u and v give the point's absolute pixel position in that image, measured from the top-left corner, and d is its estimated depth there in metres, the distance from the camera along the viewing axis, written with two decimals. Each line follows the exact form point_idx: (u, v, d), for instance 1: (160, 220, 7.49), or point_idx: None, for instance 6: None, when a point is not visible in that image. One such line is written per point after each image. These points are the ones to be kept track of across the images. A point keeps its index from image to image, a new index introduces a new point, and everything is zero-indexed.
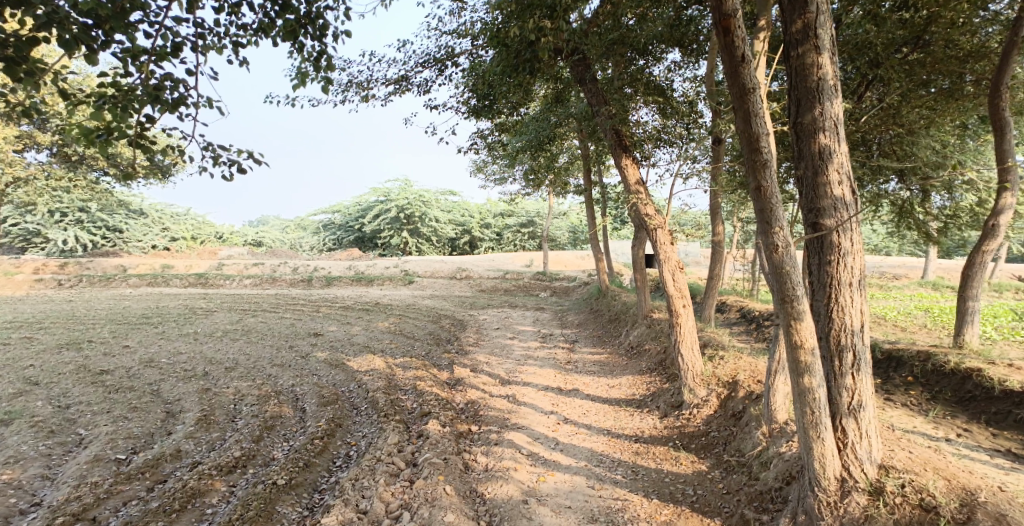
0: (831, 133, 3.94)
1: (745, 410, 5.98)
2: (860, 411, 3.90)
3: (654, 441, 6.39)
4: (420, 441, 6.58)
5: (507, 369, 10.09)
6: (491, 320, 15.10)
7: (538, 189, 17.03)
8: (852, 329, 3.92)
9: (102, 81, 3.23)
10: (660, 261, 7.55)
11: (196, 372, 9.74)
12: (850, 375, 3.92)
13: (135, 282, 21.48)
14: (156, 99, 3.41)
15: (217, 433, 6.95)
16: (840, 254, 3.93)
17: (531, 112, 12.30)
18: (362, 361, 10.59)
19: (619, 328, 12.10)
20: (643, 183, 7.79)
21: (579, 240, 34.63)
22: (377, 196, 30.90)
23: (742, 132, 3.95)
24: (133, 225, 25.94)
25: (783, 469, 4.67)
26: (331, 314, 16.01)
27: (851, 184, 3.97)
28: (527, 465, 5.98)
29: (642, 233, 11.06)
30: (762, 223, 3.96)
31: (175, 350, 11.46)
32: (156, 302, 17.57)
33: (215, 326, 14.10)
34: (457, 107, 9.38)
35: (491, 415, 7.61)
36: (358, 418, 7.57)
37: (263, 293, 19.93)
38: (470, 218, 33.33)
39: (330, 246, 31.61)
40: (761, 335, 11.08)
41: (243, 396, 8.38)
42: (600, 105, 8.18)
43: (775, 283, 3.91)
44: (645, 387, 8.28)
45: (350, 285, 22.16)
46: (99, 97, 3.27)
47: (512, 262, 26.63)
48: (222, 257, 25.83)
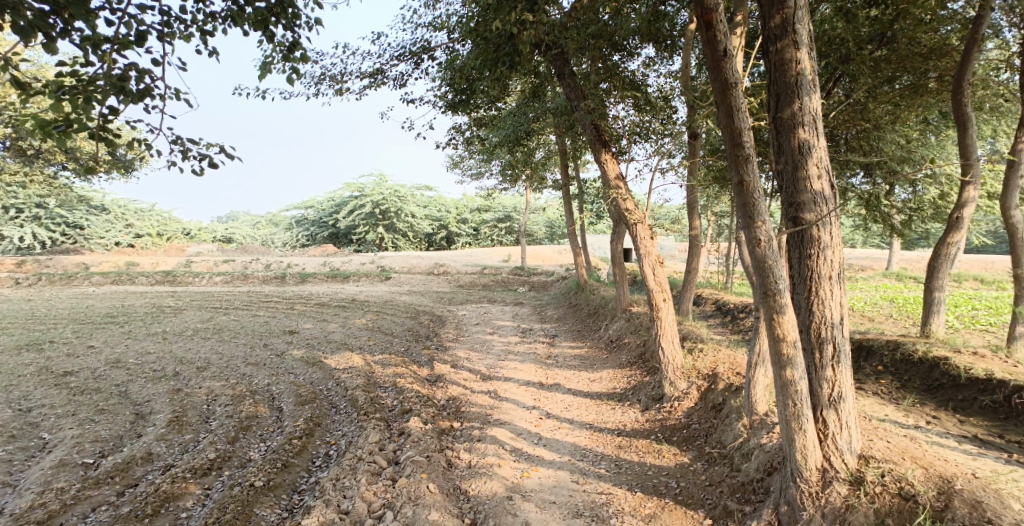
0: (810, 128, 3.98)
1: (725, 402, 6.06)
2: (840, 403, 3.97)
3: (636, 434, 6.43)
4: (402, 439, 6.52)
5: (487, 364, 10.07)
6: (470, 316, 15.05)
7: (515, 184, 17.01)
8: (832, 322, 3.97)
9: (61, 70, 3.10)
10: (640, 256, 7.58)
11: (166, 373, 9.50)
12: (830, 367, 3.97)
13: (99, 280, 20.86)
14: (119, 90, 3.29)
15: (190, 435, 6.79)
16: (820, 247, 3.98)
17: (508, 106, 12.25)
18: (340, 359, 10.45)
19: (598, 322, 12.16)
20: (622, 177, 7.80)
21: (556, 235, 34.73)
22: (352, 191, 30.60)
23: (725, 128, 3.98)
24: (94, 221, 25.25)
25: (764, 460, 4.74)
26: (306, 311, 15.79)
27: (829, 178, 4.02)
28: (510, 461, 5.97)
29: (620, 228, 11.11)
30: (744, 217, 4.00)
31: (144, 349, 11.16)
32: (122, 300, 17.09)
33: (185, 324, 13.79)
34: (434, 101, 9.30)
35: (473, 411, 7.58)
36: (337, 417, 7.47)
37: (234, 291, 19.54)
38: (447, 213, 33.20)
39: (303, 242, 31.16)
40: (737, 327, 11.24)
41: (216, 396, 8.20)
42: (578, 100, 8.10)
43: (758, 277, 3.95)
44: (626, 381, 8.33)
45: (325, 282, 21.86)
46: (59, 88, 3.14)
47: (490, 257, 26.60)
48: (192, 253, 25.24)
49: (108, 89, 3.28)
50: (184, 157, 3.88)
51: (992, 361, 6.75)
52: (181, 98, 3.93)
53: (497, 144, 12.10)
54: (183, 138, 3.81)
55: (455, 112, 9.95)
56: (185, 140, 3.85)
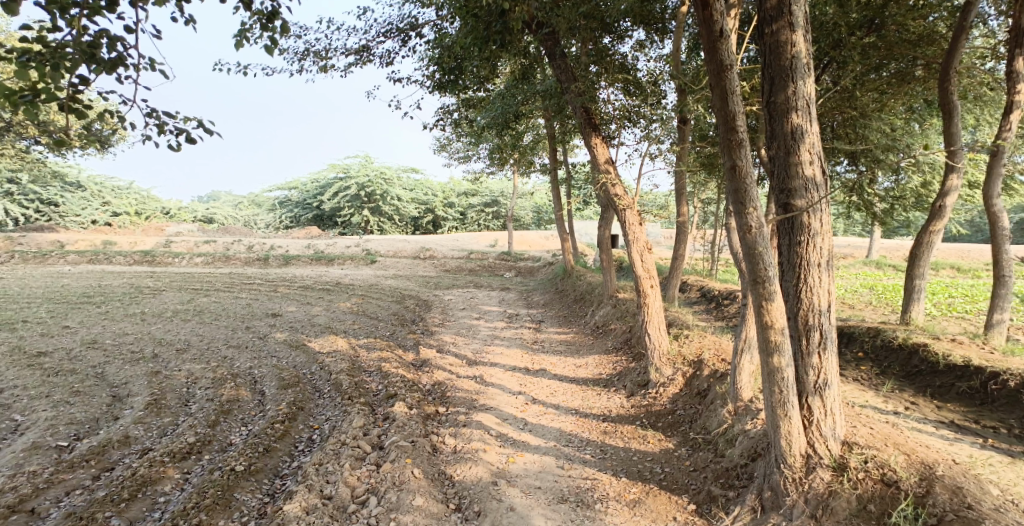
0: (803, 113, 3.93)
1: (710, 388, 6.07)
2: (825, 390, 3.97)
3: (621, 420, 6.44)
4: (386, 424, 6.47)
5: (473, 349, 10.03)
6: (456, 300, 14.98)
7: (503, 168, 16.89)
8: (819, 309, 3.96)
9: (26, 35, 2.93)
10: (628, 242, 7.52)
11: (144, 354, 9.33)
12: (816, 354, 3.97)
13: (76, 259, 20.43)
14: (90, 59, 3.12)
15: (169, 418, 6.67)
16: (810, 234, 3.96)
17: (496, 88, 12.10)
18: (323, 342, 10.34)
19: (584, 308, 12.16)
20: (612, 161, 7.70)
21: (542, 220, 34.65)
22: (336, 173, 30.22)
23: (718, 111, 3.92)
24: (70, 198, 24.67)
25: (748, 446, 4.76)
26: (290, 294, 15.61)
27: (821, 164, 3.99)
28: (495, 446, 5.94)
29: (607, 213, 11.07)
30: (735, 202, 3.95)
31: (121, 331, 10.96)
32: (99, 280, 16.76)
33: (165, 305, 13.56)
34: (421, 82, 9.13)
35: (458, 396, 7.54)
36: (320, 402, 7.38)
37: (216, 272, 19.26)
38: (433, 197, 32.96)
39: (287, 224, 30.79)
40: (721, 314, 11.29)
41: (196, 379, 8.07)
42: (570, 82, 8.06)
43: (748, 263, 3.92)
44: (612, 367, 8.34)
45: (309, 265, 21.62)
46: (24, 54, 2.96)
47: (477, 242, 26.49)
48: (172, 234, 24.81)
49: (77, 58, 3.12)
50: (160, 130, 3.74)
51: (970, 349, 6.83)
52: (155, 69, 3.77)
53: (485, 127, 11.95)
54: (159, 111, 3.67)
55: (442, 93, 9.79)
56: (161, 113, 3.70)
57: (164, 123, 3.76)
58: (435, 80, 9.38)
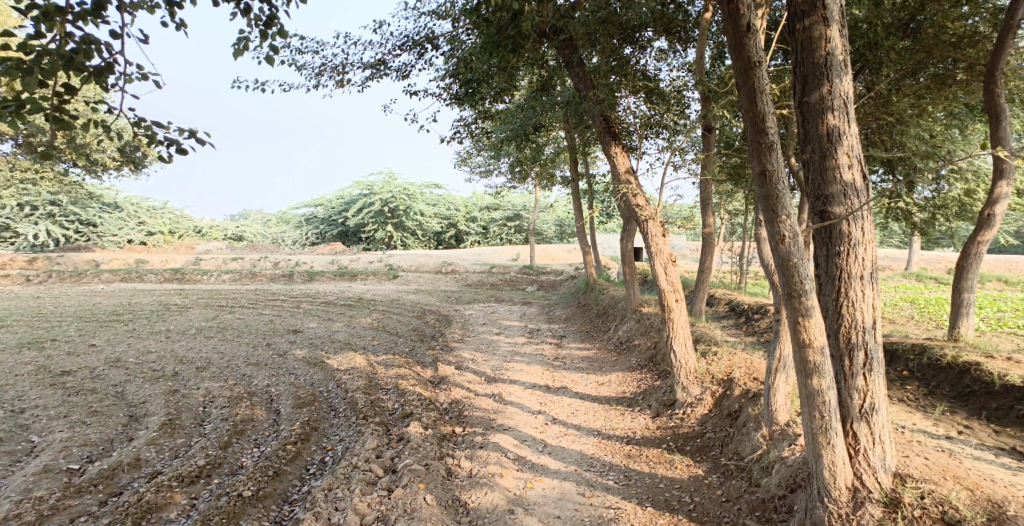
0: (840, 113, 3.62)
1: (742, 410, 5.72)
2: (873, 416, 3.59)
3: (646, 443, 6.08)
4: (400, 445, 6.22)
5: (492, 366, 9.76)
6: (477, 315, 14.76)
7: (524, 181, 16.69)
8: (863, 326, 3.60)
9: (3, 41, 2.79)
10: (651, 255, 7.19)
11: (165, 372, 9.26)
12: (861, 376, 3.61)
13: (109, 278, 20.79)
14: (73, 65, 2.97)
15: (182, 439, 6.52)
16: (851, 244, 3.62)
17: (516, 101, 11.93)
18: (342, 359, 10.18)
19: (608, 323, 11.81)
20: (633, 171, 7.43)
21: (565, 234, 34.34)
22: (360, 189, 30.46)
23: (746, 112, 3.63)
24: (108, 219, 25.12)
25: (785, 476, 4.39)
26: (312, 310, 15.57)
27: (861, 168, 3.66)
28: (513, 470, 5.64)
29: (630, 225, 10.74)
30: (766, 210, 3.64)
31: (145, 348, 10.97)
32: (129, 298, 16.96)
33: (190, 322, 13.60)
34: (438, 94, 8.98)
35: (476, 416, 7.26)
36: (335, 421, 7.18)
37: (241, 289, 19.37)
38: (455, 211, 32.93)
39: (313, 240, 31.05)
40: (752, 329, 10.84)
41: (213, 398, 7.94)
42: (587, 90, 7.80)
43: (781, 276, 3.59)
44: (636, 385, 7.97)
45: (332, 281, 21.63)
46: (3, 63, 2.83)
47: (499, 256, 26.32)
48: (201, 251, 25.15)
49: (59, 65, 2.93)
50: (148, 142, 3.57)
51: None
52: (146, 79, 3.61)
53: (506, 139, 11.76)
54: (148, 120, 3.48)
55: (460, 105, 9.64)
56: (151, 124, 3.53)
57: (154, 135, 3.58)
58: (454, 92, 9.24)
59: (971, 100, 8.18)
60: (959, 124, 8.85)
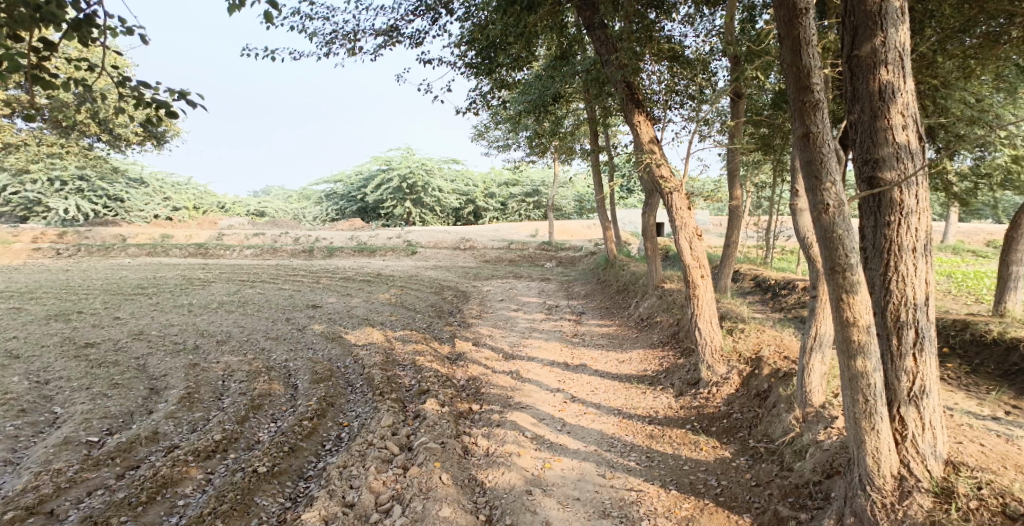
0: (895, 66, 3.27)
1: (772, 390, 5.48)
2: (924, 400, 3.31)
3: (669, 423, 5.85)
4: (416, 422, 6.09)
5: (511, 342, 9.60)
6: (495, 291, 14.60)
7: (543, 155, 16.33)
8: (914, 303, 3.31)
9: None
10: (676, 229, 6.87)
11: (186, 346, 9.25)
12: (911, 356, 3.33)
13: (136, 252, 20.99)
14: (48, 19, 2.82)
15: (201, 412, 6.37)
16: (902, 214, 3.31)
17: (536, 70, 11.57)
18: (360, 334, 10.09)
19: (628, 299, 11.55)
20: (658, 140, 7.05)
21: (585, 209, 33.84)
22: (379, 164, 30.34)
23: (789, 66, 3.30)
24: (134, 193, 25.34)
25: (821, 461, 4.15)
26: (331, 285, 15.55)
27: (917, 128, 3.33)
28: (531, 450, 5.49)
29: (652, 198, 10.40)
30: (808, 176, 3.33)
31: (168, 321, 11.00)
32: (153, 272, 17.11)
33: (212, 297, 13.63)
34: (456, 61, 8.67)
35: (493, 393, 7.10)
36: (352, 397, 7.07)
37: (262, 264, 19.43)
38: (474, 187, 32.67)
39: (332, 216, 31.09)
40: (778, 305, 10.51)
41: (232, 372, 7.88)
42: (610, 54, 7.39)
43: (823, 249, 3.30)
44: (658, 363, 7.73)
45: (352, 256, 21.61)
46: None
47: (517, 232, 26.06)
48: (224, 226, 25.30)
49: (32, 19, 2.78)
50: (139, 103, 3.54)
51: None
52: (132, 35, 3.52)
53: (525, 111, 11.44)
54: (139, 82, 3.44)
55: (479, 74, 9.32)
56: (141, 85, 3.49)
57: (141, 96, 3.62)
58: (472, 59, 8.92)
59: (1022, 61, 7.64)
60: (1006, 88, 8.32)
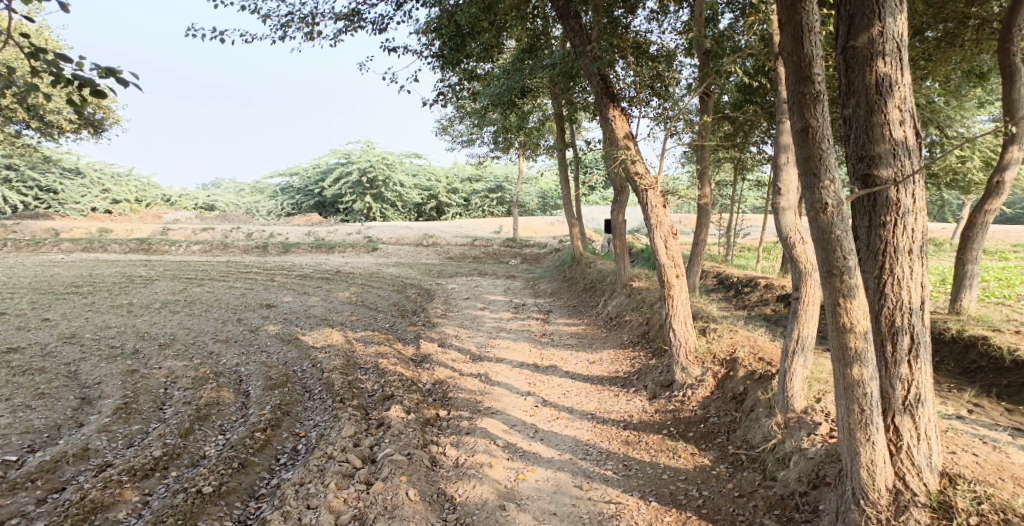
0: (892, 59, 3.25)
1: (750, 393, 5.35)
2: (920, 409, 3.22)
3: (645, 428, 5.67)
4: (380, 432, 5.73)
5: (477, 343, 9.29)
6: (459, 289, 14.25)
7: (508, 151, 16.04)
8: (910, 307, 3.22)
9: None
10: (650, 227, 6.67)
11: (125, 350, 8.60)
12: (906, 363, 3.23)
13: (70, 248, 19.71)
14: None
15: (139, 425, 5.84)
16: (898, 213, 3.23)
17: (500, 63, 11.29)
18: (318, 335, 9.61)
19: (596, 298, 11.39)
20: (632, 136, 6.85)
21: (547, 206, 33.67)
22: (337, 158, 29.50)
23: (790, 55, 3.20)
24: (70, 185, 23.87)
25: (806, 470, 4.04)
26: (287, 283, 14.90)
27: (913, 124, 3.31)
28: (503, 460, 5.22)
29: (621, 195, 10.25)
30: (805, 173, 3.20)
31: (104, 323, 10.25)
32: (91, 269, 16.06)
33: (155, 296, 12.82)
34: (417, 51, 8.31)
35: (461, 398, 6.79)
36: (310, 404, 6.64)
37: (212, 260, 18.54)
38: (436, 182, 32.13)
39: (288, 211, 30.08)
40: (742, 303, 10.52)
41: (177, 378, 7.33)
42: (583, 46, 7.11)
43: (819, 251, 3.16)
44: (629, 363, 7.56)
45: (309, 253, 20.85)
46: None
47: (480, 228, 25.73)
48: (170, 221, 24.07)
49: None
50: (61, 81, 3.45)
51: None
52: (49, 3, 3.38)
53: (489, 104, 11.14)
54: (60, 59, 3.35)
55: (441, 64, 8.95)
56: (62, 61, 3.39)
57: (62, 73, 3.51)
58: (435, 48, 8.59)
59: (971, 64, 7.82)
60: (955, 91, 8.53)
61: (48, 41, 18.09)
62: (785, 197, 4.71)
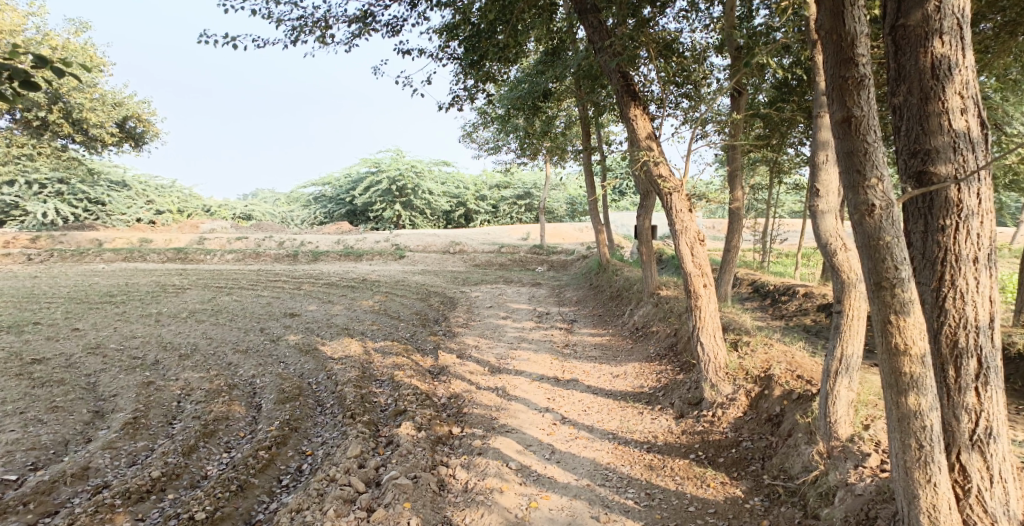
0: (950, 37, 2.81)
1: (787, 417, 4.87)
2: (990, 445, 2.76)
3: (671, 450, 5.22)
4: (388, 451, 5.43)
5: (498, 354, 8.94)
6: (484, 297, 13.94)
7: (535, 158, 15.69)
8: (976, 325, 2.75)
9: None
10: (675, 233, 6.22)
11: (145, 361, 8.52)
12: (973, 390, 2.76)
13: (111, 257, 20.16)
14: None
15: (144, 442, 5.66)
16: (960, 216, 2.77)
17: (526, 65, 10.97)
18: (337, 346, 9.39)
19: (622, 307, 10.93)
20: (656, 137, 6.42)
21: (576, 212, 33.16)
22: (367, 166, 29.64)
23: (829, 34, 2.77)
24: (116, 196, 24.45)
25: (854, 509, 3.57)
26: (313, 291, 14.84)
27: (977, 112, 2.85)
28: (515, 485, 4.84)
29: (648, 200, 9.79)
30: (847, 170, 2.76)
31: (130, 334, 10.25)
32: (126, 279, 16.29)
33: (184, 305, 12.86)
34: (439, 55, 8.04)
35: (476, 413, 6.44)
36: (320, 420, 6.37)
37: (243, 269, 18.67)
38: (465, 190, 32.03)
39: (320, 219, 30.35)
40: (779, 313, 9.94)
41: (190, 390, 7.17)
42: (604, 43, 6.73)
43: (865, 260, 2.71)
44: (655, 378, 7.09)
45: (338, 261, 20.87)
46: None
47: (508, 235, 25.45)
48: (205, 230, 24.47)
49: None
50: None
51: None
52: None
53: (512, 109, 10.84)
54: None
55: (466, 68, 8.68)
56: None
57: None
58: (456, 51, 8.33)
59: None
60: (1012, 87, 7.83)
61: (95, 59, 18.60)
62: (824, 199, 4.23)
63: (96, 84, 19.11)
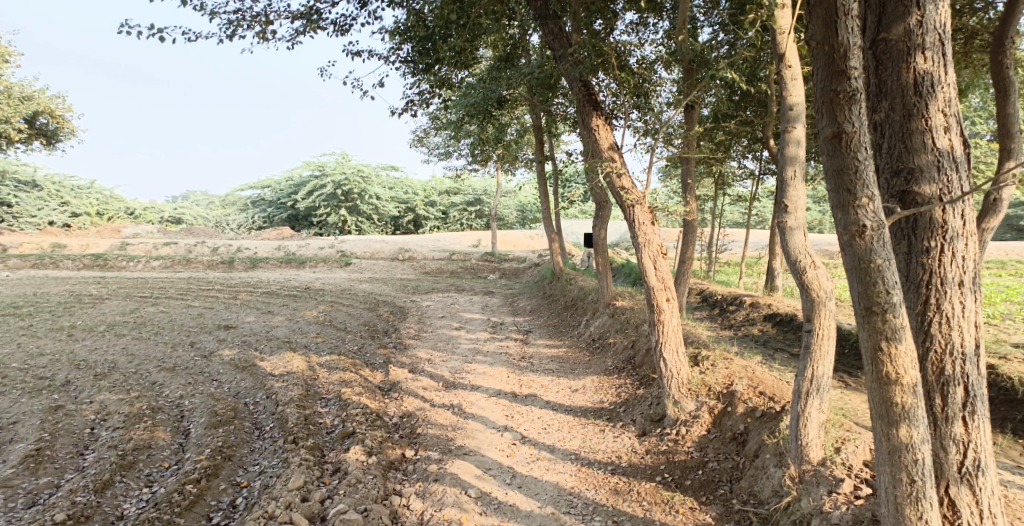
0: (932, 53, 2.82)
1: (752, 437, 4.81)
2: (979, 478, 2.88)
3: (636, 472, 5.05)
4: (335, 481, 5.02)
5: (452, 367, 8.59)
6: (435, 307, 13.52)
7: (486, 164, 15.40)
8: (963, 353, 2.87)
9: None
10: (638, 246, 6.09)
11: (54, 382, 7.69)
12: (961, 420, 2.88)
13: (19, 264, 18.53)
14: None
15: (48, 478, 5.03)
16: (946, 239, 2.85)
17: (477, 70, 10.68)
18: (277, 361, 8.77)
19: (577, 317, 10.79)
20: (617, 147, 6.27)
21: (527, 220, 33.02)
22: (311, 170, 28.58)
23: (821, 46, 2.72)
24: (26, 197, 22.59)
25: None
26: (250, 301, 14.02)
27: (959, 131, 2.86)
28: (474, 516, 4.55)
29: (603, 210, 9.71)
30: (837, 189, 2.70)
31: (38, 350, 9.29)
32: (37, 288, 14.94)
33: (103, 317, 11.83)
34: (383, 59, 7.62)
35: (431, 434, 6.09)
36: (257, 446, 5.87)
37: (173, 277, 17.52)
38: (414, 195, 31.37)
39: (260, 224, 29.05)
40: (729, 322, 10.01)
41: (108, 415, 6.49)
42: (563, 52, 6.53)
43: (856, 284, 2.66)
44: (615, 393, 6.92)
45: (278, 268, 19.94)
46: None
47: (458, 242, 25.05)
48: (130, 235, 22.93)
49: None
50: None
51: None
52: None
53: (465, 115, 10.53)
54: None
55: (412, 71, 8.30)
56: None
57: None
58: (405, 53, 7.97)
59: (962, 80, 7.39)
60: None
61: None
62: (792, 215, 4.06)
63: (1, 76, 17.58)
